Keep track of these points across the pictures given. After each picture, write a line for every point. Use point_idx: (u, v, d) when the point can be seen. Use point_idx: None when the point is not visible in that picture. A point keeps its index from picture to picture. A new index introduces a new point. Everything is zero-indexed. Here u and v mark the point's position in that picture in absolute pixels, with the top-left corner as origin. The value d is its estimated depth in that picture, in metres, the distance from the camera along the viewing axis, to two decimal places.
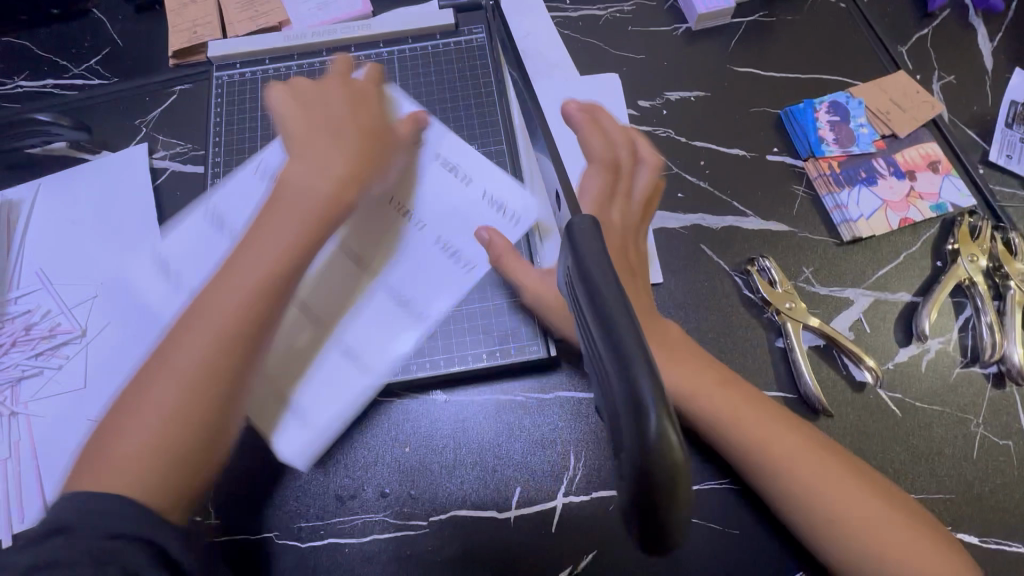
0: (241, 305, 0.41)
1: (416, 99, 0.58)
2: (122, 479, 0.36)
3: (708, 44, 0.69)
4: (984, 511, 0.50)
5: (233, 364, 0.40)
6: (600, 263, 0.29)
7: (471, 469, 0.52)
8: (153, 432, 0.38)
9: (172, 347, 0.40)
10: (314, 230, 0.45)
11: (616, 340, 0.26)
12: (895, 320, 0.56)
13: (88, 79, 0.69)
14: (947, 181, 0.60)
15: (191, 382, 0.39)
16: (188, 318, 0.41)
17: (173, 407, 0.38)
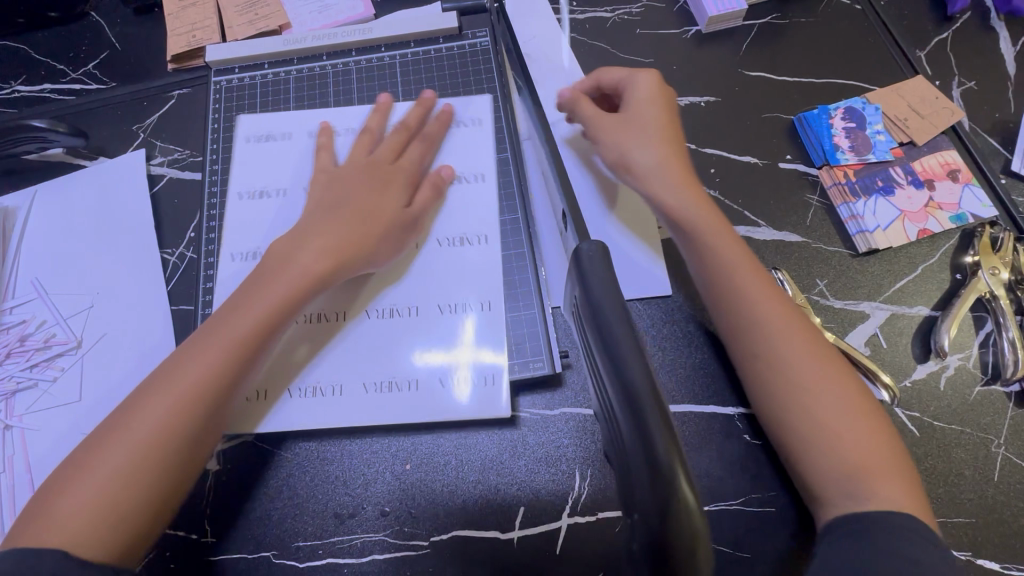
0: (202, 377, 0.43)
1: (380, 156, 0.55)
2: (70, 539, 0.38)
3: (719, 47, 0.67)
4: (1006, 536, 0.48)
5: (185, 432, 0.42)
6: (611, 289, 0.28)
7: (472, 488, 0.51)
8: (101, 489, 0.39)
9: (132, 407, 0.42)
10: (280, 312, 0.46)
11: (624, 371, 0.25)
12: (913, 335, 0.54)
13: (85, 83, 0.67)
14: (968, 190, 0.58)
15: (142, 446, 0.40)
16: (154, 381, 0.43)
17: (124, 467, 0.40)
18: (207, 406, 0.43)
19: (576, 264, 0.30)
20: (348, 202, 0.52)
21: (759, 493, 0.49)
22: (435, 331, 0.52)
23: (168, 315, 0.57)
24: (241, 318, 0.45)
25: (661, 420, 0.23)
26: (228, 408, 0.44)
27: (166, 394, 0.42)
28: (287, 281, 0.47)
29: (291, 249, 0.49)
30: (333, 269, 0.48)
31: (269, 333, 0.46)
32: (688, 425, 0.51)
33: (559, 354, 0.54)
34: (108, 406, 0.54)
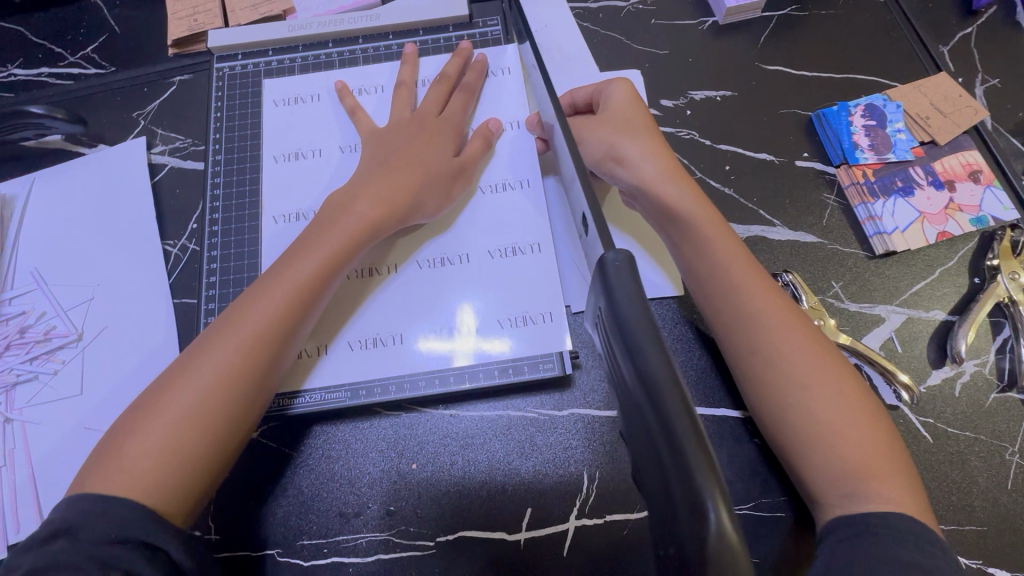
0: (266, 319, 0.44)
1: (425, 111, 0.57)
2: (139, 483, 0.38)
3: (736, 39, 0.65)
4: (1018, 545, 0.47)
5: (250, 376, 0.43)
6: (639, 309, 0.27)
7: (479, 489, 0.50)
8: (171, 435, 0.40)
9: (193, 357, 0.43)
10: (339, 257, 0.48)
11: (659, 398, 0.24)
12: (929, 340, 0.53)
13: (84, 68, 0.66)
14: (989, 192, 0.56)
15: (212, 388, 0.41)
16: (218, 327, 0.44)
17: (188, 415, 0.40)
18: (273, 347, 0.44)
19: (603, 276, 0.29)
20: (397, 151, 0.54)
21: (770, 497, 0.48)
22: (487, 280, 0.54)
23: (171, 308, 0.56)
24: (296, 267, 0.47)
25: (703, 460, 0.22)
26: (289, 352, 0.46)
27: (233, 335, 0.43)
28: (344, 226, 0.49)
29: (348, 198, 0.51)
30: (386, 216, 0.50)
31: (327, 278, 0.47)
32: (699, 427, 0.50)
33: (570, 355, 0.53)
34: (110, 399, 0.53)
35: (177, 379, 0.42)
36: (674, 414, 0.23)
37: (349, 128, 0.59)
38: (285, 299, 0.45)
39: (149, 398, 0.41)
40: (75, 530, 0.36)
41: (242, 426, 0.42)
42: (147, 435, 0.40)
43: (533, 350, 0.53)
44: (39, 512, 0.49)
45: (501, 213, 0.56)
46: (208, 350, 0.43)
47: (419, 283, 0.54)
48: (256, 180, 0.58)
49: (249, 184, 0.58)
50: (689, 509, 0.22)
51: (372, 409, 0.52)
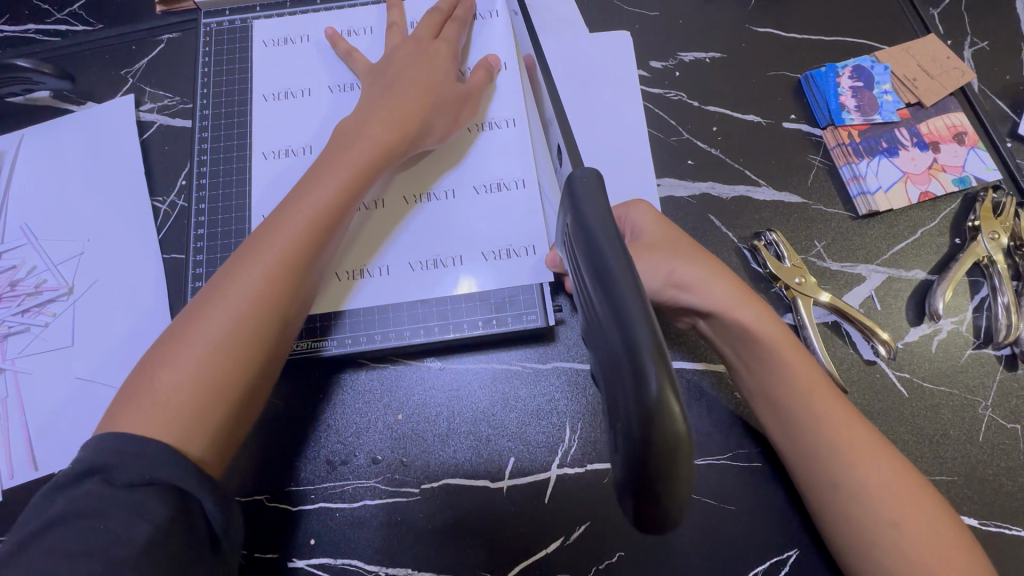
0: (287, 247, 0.43)
1: (420, 34, 0.57)
2: (173, 417, 0.38)
3: (727, 2, 0.65)
4: (986, 494, 0.49)
5: (276, 305, 0.42)
6: (603, 213, 0.28)
7: (464, 437, 0.51)
8: (197, 367, 0.39)
9: (216, 288, 0.42)
10: (353, 183, 0.47)
11: (619, 305, 0.24)
12: (908, 298, 0.54)
13: (71, 25, 0.65)
14: (972, 154, 0.57)
15: (238, 318, 0.41)
16: (238, 258, 0.43)
17: (216, 347, 0.40)
18: (297, 274, 0.43)
19: (570, 194, 0.30)
20: (396, 77, 0.53)
21: (746, 449, 0.50)
22: (475, 212, 0.55)
23: (161, 263, 0.57)
24: (313, 195, 0.46)
25: (659, 362, 0.23)
26: (311, 283, 0.45)
27: (255, 264, 0.42)
28: (360, 150, 0.48)
29: (356, 125, 0.50)
30: (397, 141, 0.50)
31: (345, 206, 0.47)
32: (681, 380, 0.52)
33: (553, 309, 0.54)
34: (100, 351, 0.54)
35: (200, 313, 0.41)
36: (631, 315, 0.23)
37: (337, 72, 0.60)
38: (304, 226, 0.44)
39: (171, 334, 0.41)
40: (109, 471, 0.35)
41: (273, 355, 0.43)
42: (173, 369, 0.39)
43: (517, 303, 0.53)
44: (33, 459, 0.51)
45: (488, 153, 0.57)
46: (231, 282, 0.42)
47: (409, 227, 0.55)
48: (245, 120, 0.59)
49: (236, 139, 0.58)
50: (631, 379, 0.23)
51: (358, 360, 0.53)
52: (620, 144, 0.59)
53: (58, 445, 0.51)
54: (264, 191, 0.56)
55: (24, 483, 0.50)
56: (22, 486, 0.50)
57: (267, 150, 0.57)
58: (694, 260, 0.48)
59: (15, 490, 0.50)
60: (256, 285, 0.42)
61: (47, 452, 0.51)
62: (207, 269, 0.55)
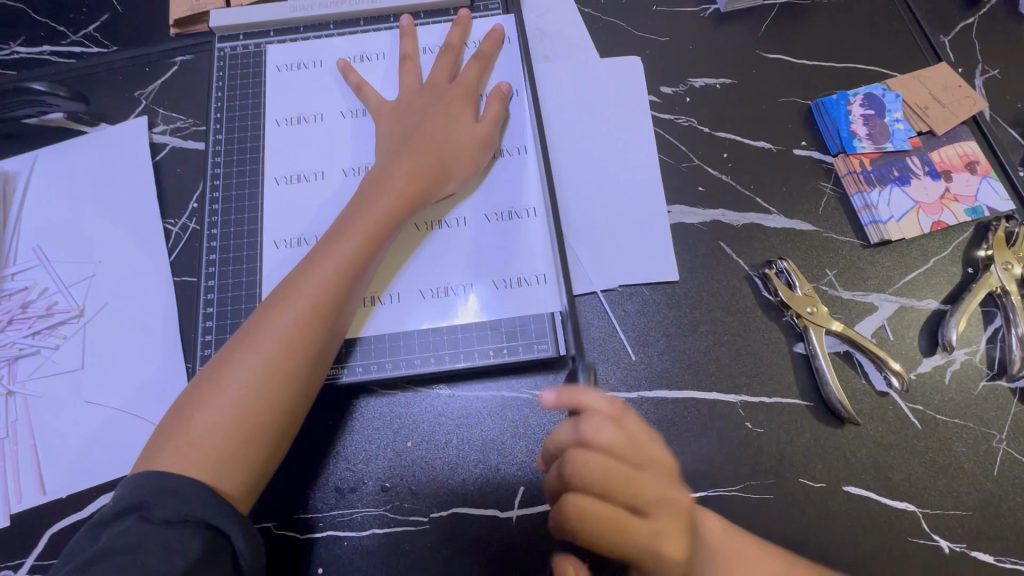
0: (318, 293, 0.45)
1: (436, 80, 0.58)
2: (209, 457, 0.39)
3: (737, 27, 0.65)
4: (1001, 530, 0.48)
5: (307, 351, 0.44)
6: None
7: (474, 465, 0.51)
8: (231, 411, 0.40)
9: (249, 334, 0.43)
10: (379, 232, 0.49)
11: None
12: (921, 328, 0.54)
13: (86, 47, 0.66)
14: (985, 183, 0.57)
15: (271, 364, 0.42)
16: (271, 304, 0.45)
17: (252, 391, 0.41)
18: (328, 321, 0.45)
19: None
20: (417, 129, 0.55)
21: (758, 480, 0.50)
22: (486, 241, 0.55)
23: (172, 286, 0.57)
24: (343, 243, 0.47)
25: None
26: (341, 327, 0.47)
27: (287, 311, 0.44)
28: (387, 199, 0.50)
29: (382, 174, 0.52)
30: (420, 190, 0.51)
31: (372, 252, 0.48)
32: (691, 411, 0.52)
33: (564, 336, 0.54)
34: (109, 374, 0.54)
35: (235, 357, 0.42)
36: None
37: (350, 100, 0.60)
38: (334, 273, 0.46)
39: (208, 378, 0.42)
40: (148, 508, 0.37)
41: (305, 397, 0.44)
42: (210, 412, 0.41)
43: (527, 330, 0.53)
44: (41, 483, 0.50)
45: (498, 181, 0.57)
46: (264, 325, 0.44)
47: (421, 255, 0.55)
48: (257, 144, 0.59)
49: (249, 163, 0.59)
50: None
51: (369, 387, 0.53)
52: (630, 169, 0.59)
53: (67, 470, 0.51)
54: (275, 219, 0.56)
55: (32, 507, 0.50)
56: (30, 511, 0.50)
57: (279, 176, 0.58)
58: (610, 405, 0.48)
59: (24, 515, 0.50)
60: (288, 331, 0.43)
61: (56, 475, 0.51)
62: (218, 293, 0.55)
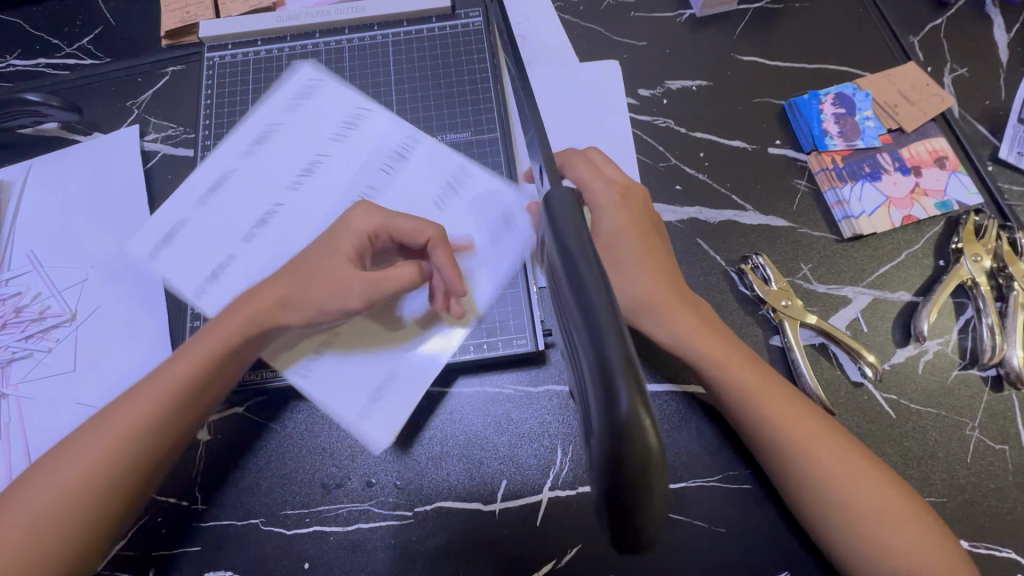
0: (140, 418, 0.43)
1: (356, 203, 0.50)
2: (16, 547, 0.40)
3: (713, 31, 0.67)
4: (975, 515, 0.49)
5: (121, 476, 0.42)
6: (577, 231, 0.27)
7: (457, 460, 0.52)
8: (40, 507, 0.41)
9: (87, 430, 0.43)
10: (213, 362, 0.45)
11: (594, 327, 0.23)
12: (894, 319, 0.55)
13: (80, 59, 0.68)
14: (954, 178, 0.58)
15: (83, 477, 0.41)
16: (109, 408, 0.44)
17: (63, 496, 0.41)
18: (143, 448, 0.43)
19: (548, 212, 0.28)
20: (308, 244, 0.49)
21: (736, 471, 0.50)
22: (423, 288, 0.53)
23: (161, 289, 0.58)
24: (183, 362, 0.45)
25: (628, 377, 0.22)
26: (165, 458, 0.44)
27: (113, 425, 0.43)
28: (238, 319, 0.46)
29: (240, 301, 0.47)
30: (263, 314, 0.46)
31: (207, 377, 0.45)
32: (671, 402, 0.53)
33: (542, 331, 0.55)
34: (102, 375, 0.55)
35: (62, 456, 0.43)
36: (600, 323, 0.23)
37: (315, 129, 0.60)
38: (163, 398, 0.43)
39: (47, 459, 0.43)
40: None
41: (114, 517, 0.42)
42: (31, 498, 0.41)
43: (507, 327, 0.54)
44: None
45: None
46: (102, 424, 0.43)
47: None
48: None
49: None
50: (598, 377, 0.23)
51: None
52: None
53: None
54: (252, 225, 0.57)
55: None
56: None
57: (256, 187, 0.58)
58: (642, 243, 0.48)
59: None
60: (105, 449, 0.42)
61: None
62: None
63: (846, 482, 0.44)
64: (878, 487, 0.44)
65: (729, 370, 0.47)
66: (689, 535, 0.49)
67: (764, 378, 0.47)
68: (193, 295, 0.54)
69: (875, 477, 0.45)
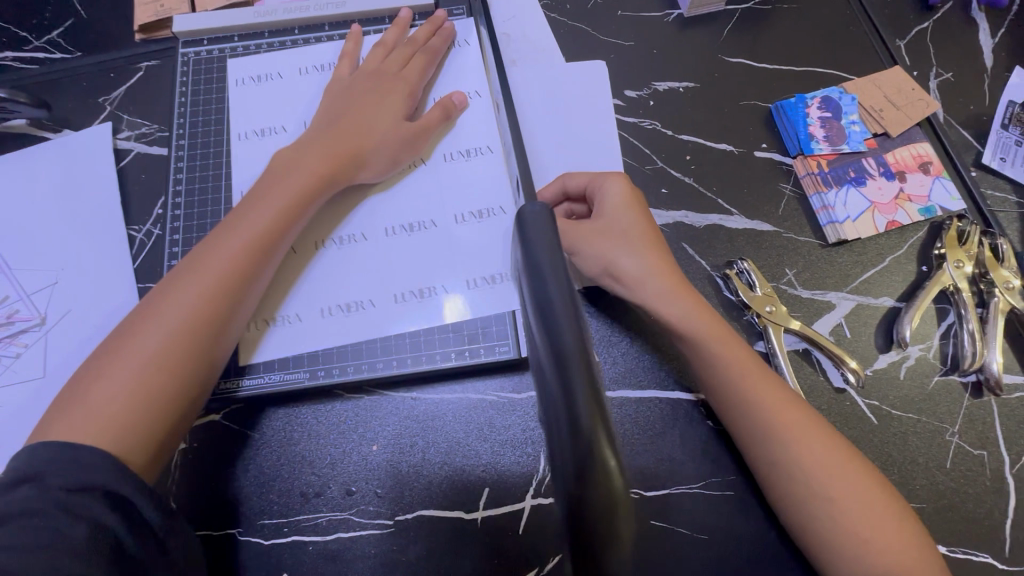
0: (226, 266, 0.46)
1: (387, 67, 0.59)
2: (100, 429, 0.39)
3: (700, 32, 0.66)
4: (953, 521, 0.49)
5: (209, 327, 0.44)
6: (546, 235, 0.26)
7: (438, 468, 0.51)
8: (128, 382, 0.41)
9: (151, 305, 0.44)
10: (295, 205, 0.50)
11: (554, 329, 0.23)
12: (876, 325, 0.55)
13: (49, 53, 0.65)
14: (938, 183, 0.58)
15: (173, 337, 0.43)
16: (178, 277, 0.45)
17: (154, 357, 0.42)
18: (233, 297, 0.46)
19: (519, 227, 0.28)
20: (348, 110, 0.55)
21: (719, 477, 0.50)
22: (383, 256, 0.55)
23: (135, 292, 0.56)
24: (252, 218, 0.48)
25: (584, 372, 0.22)
26: (246, 307, 0.47)
27: (192, 283, 0.45)
28: (303, 173, 0.51)
29: (298, 155, 0.52)
30: (334, 170, 0.52)
31: (286, 226, 0.49)
32: (655, 409, 0.53)
33: (526, 338, 0.54)
34: None
35: (137, 328, 0.43)
36: (562, 326, 0.23)
37: (298, 99, 0.60)
38: (242, 248, 0.47)
39: (110, 346, 0.43)
40: (42, 476, 0.37)
41: (209, 368, 0.44)
42: (105, 382, 0.41)
43: (489, 333, 0.54)
44: None
45: (460, 183, 0.58)
46: (177, 288, 0.45)
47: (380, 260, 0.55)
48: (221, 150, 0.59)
49: (212, 169, 0.59)
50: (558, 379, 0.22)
51: (333, 391, 0.53)
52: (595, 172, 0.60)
53: None
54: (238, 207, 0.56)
55: None
56: None
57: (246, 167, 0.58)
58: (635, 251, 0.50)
59: None
60: (193, 303, 0.44)
61: None
62: None
63: (822, 488, 0.45)
64: (852, 491, 0.45)
65: (750, 390, 0.47)
66: (672, 544, 0.49)
67: (779, 394, 0.47)
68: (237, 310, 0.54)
69: (851, 482, 0.45)
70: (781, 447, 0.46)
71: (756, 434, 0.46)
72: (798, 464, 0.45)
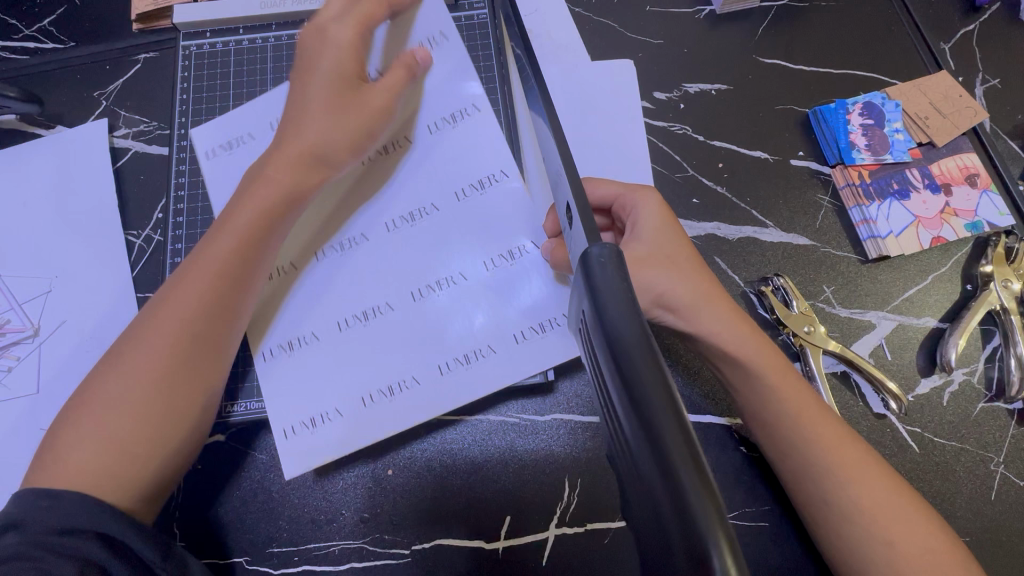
0: (202, 292, 0.41)
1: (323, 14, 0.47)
2: (87, 476, 0.36)
3: (733, 30, 0.63)
4: (998, 556, 0.47)
5: (193, 356, 0.40)
6: (615, 268, 0.26)
7: (458, 496, 0.49)
8: (110, 427, 0.37)
9: (128, 342, 0.40)
10: (275, 220, 0.43)
11: (638, 395, 0.21)
12: (918, 347, 0.52)
13: (40, 43, 0.61)
14: (985, 197, 0.55)
15: (155, 373, 0.38)
16: (153, 307, 0.41)
17: (139, 396, 0.38)
18: (214, 325, 0.41)
19: (586, 273, 0.26)
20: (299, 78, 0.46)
21: (754, 507, 0.48)
22: (418, 326, 0.47)
23: (133, 303, 0.53)
24: (228, 232, 0.42)
25: (651, 369, 0.21)
26: (233, 338, 0.42)
27: (169, 313, 0.40)
28: (273, 184, 0.44)
29: (267, 166, 0.44)
30: (302, 170, 0.44)
31: (265, 243, 0.43)
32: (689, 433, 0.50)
33: None
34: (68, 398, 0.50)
35: (118, 364, 0.39)
36: (645, 384, 0.21)
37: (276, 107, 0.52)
38: (218, 269, 0.41)
39: (90, 384, 0.39)
40: (43, 514, 0.35)
41: (199, 405, 0.40)
42: (91, 423, 0.37)
43: None
44: None
45: (480, 214, 0.49)
46: (155, 319, 0.40)
47: (426, 322, 0.47)
48: None
49: None
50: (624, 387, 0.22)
51: None
52: (623, 179, 0.57)
53: None
54: None
55: None
56: None
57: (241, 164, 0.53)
58: (687, 282, 0.45)
59: None
60: (170, 336, 0.39)
61: None
62: None
63: (881, 521, 0.41)
64: (904, 520, 0.42)
65: (801, 423, 0.44)
66: None
67: (831, 428, 0.44)
68: (277, 434, 0.45)
69: (906, 512, 0.42)
70: (830, 482, 0.42)
71: (793, 465, 0.44)
72: (850, 501, 0.42)
